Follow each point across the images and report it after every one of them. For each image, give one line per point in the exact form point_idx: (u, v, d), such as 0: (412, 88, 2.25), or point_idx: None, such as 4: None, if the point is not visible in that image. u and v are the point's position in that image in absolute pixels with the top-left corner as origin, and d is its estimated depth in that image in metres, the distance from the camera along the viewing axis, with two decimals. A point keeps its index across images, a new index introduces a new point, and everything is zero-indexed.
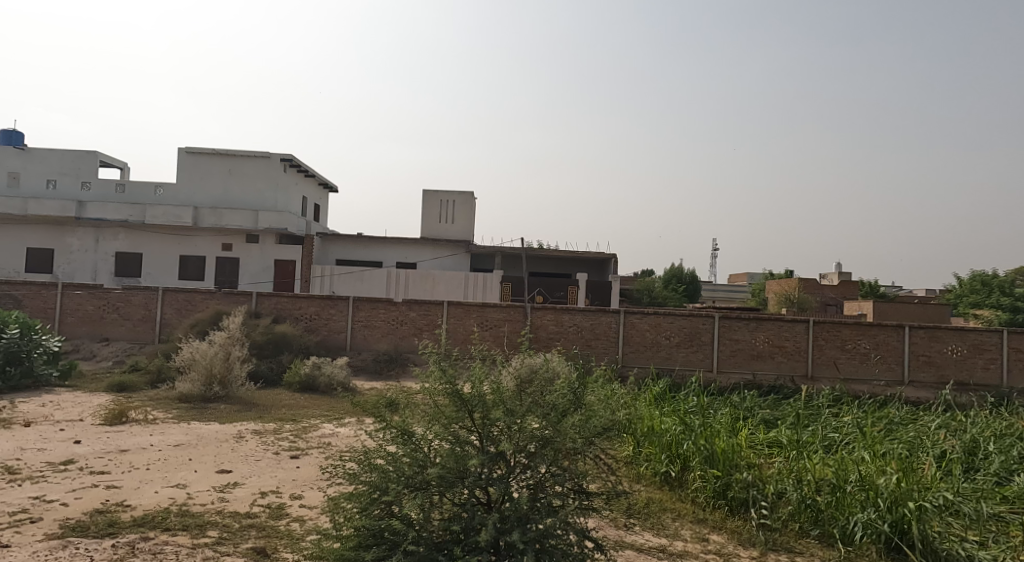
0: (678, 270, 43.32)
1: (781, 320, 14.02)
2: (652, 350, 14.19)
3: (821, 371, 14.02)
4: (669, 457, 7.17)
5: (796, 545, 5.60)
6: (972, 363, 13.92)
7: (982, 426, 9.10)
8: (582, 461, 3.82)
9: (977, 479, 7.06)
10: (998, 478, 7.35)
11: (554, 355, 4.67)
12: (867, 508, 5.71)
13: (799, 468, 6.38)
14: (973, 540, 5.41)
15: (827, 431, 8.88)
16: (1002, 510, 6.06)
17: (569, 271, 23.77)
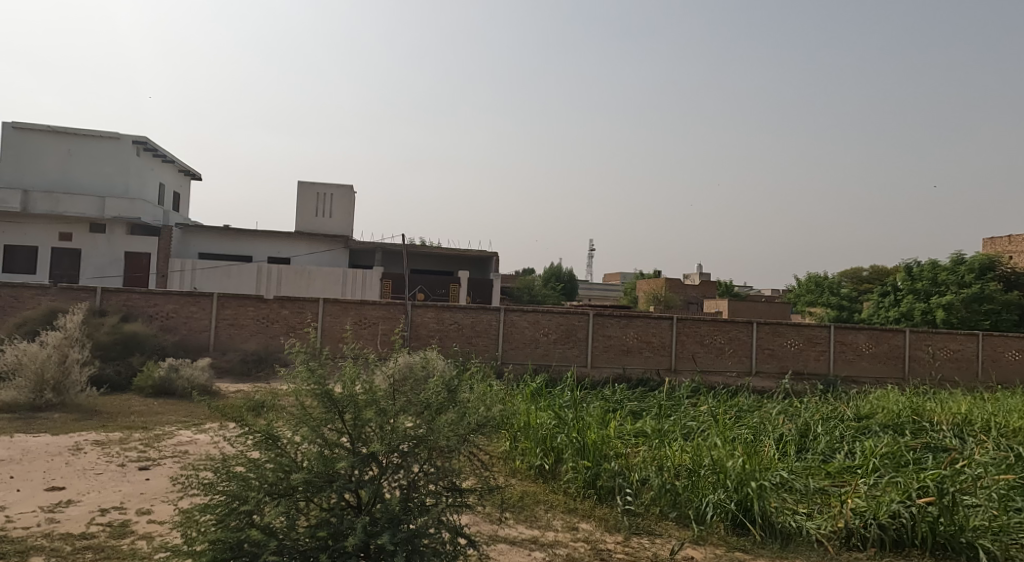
0: (557, 269, 44.57)
1: (648, 317, 14.83)
2: (530, 347, 14.48)
3: (682, 364, 15.01)
4: (543, 450, 7.37)
5: (656, 528, 5.95)
6: (806, 355, 15.65)
7: (815, 411, 10.15)
8: (456, 458, 3.84)
9: (808, 458, 7.91)
10: (824, 456, 8.27)
11: (432, 353, 4.65)
12: (718, 490, 6.19)
13: (661, 455, 6.80)
14: (803, 511, 6.04)
15: (686, 419, 9.54)
16: (827, 483, 6.77)
17: (449, 268, 23.80)
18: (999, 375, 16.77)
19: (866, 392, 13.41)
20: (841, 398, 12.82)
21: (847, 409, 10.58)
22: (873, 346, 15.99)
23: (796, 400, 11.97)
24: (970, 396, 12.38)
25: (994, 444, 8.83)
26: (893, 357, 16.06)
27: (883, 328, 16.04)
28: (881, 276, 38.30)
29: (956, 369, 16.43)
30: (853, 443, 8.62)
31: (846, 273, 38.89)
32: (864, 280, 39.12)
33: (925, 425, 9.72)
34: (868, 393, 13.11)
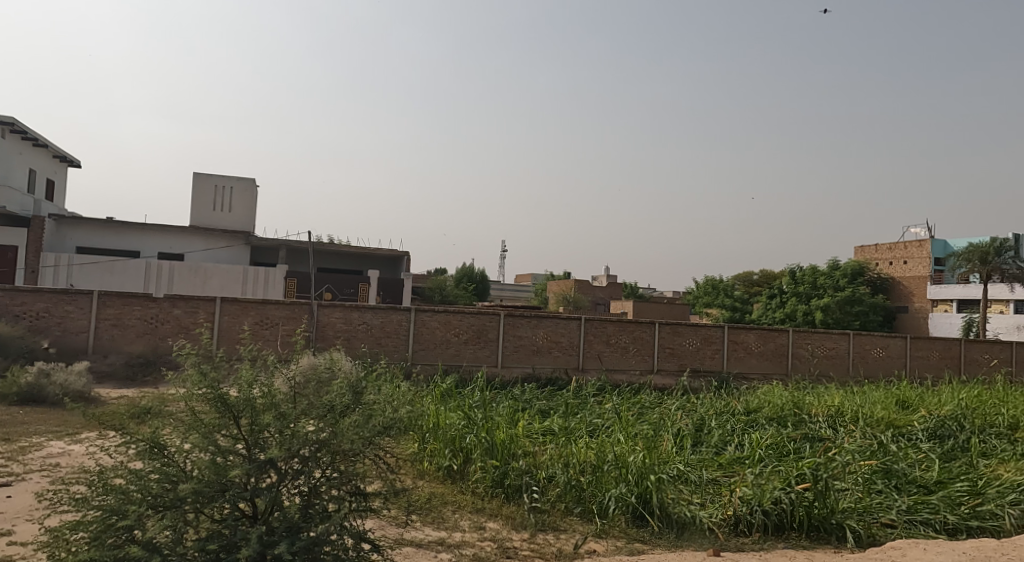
0: (469, 269, 44.55)
1: (557, 318, 15.05)
2: (440, 347, 14.35)
3: (589, 363, 15.37)
4: (452, 451, 7.32)
5: (561, 523, 6.05)
6: (703, 353, 16.46)
7: (709, 407, 10.69)
8: (360, 462, 3.73)
9: (702, 451, 8.30)
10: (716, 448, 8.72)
11: (338, 354, 4.51)
12: (620, 484, 6.37)
13: (567, 453, 6.94)
14: (698, 502, 6.34)
15: (592, 417, 9.74)
16: (719, 474, 7.12)
17: (357, 267, 23.29)
18: (867, 371, 18.31)
19: (755, 387, 14.27)
20: (733, 394, 13.56)
21: (738, 404, 11.19)
22: (762, 344, 17.08)
23: (693, 396, 12.54)
24: (843, 390, 13.46)
25: (863, 433, 9.62)
26: (779, 355, 17.22)
27: (770, 328, 17.22)
28: (770, 279, 40.89)
29: (831, 365, 17.93)
30: (742, 435, 9.15)
31: (738, 277, 41.18)
32: (754, 283, 41.60)
33: (804, 417, 10.45)
34: (757, 388, 13.93)
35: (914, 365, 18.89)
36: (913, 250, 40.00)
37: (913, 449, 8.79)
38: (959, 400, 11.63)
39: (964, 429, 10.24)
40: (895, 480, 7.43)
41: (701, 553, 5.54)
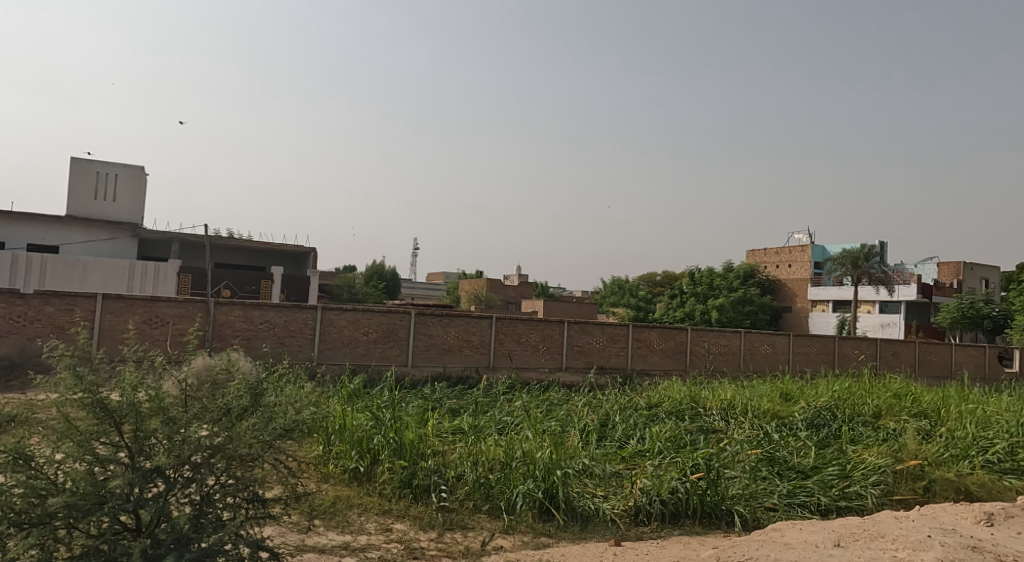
0: (380, 267, 43.71)
1: (469, 317, 15.02)
2: (348, 347, 13.94)
3: (500, 361, 15.44)
4: (359, 452, 7.12)
5: (469, 521, 6.02)
6: (609, 351, 16.93)
7: (614, 402, 10.99)
8: (258, 467, 3.55)
9: (607, 445, 8.52)
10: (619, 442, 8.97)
11: (237, 354, 4.27)
12: (528, 480, 6.43)
13: (476, 451, 6.93)
14: (601, 494, 6.50)
15: (502, 415, 9.79)
16: (622, 466, 7.33)
17: (259, 263, 22.34)
18: (756, 366, 19.45)
19: (657, 383, 14.83)
20: (637, 389, 14.02)
21: (641, 399, 11.57)
22: (664, 342, 17.80)
23: (599, 393, 12.86)
24: (734, 384, 14.22)
25: (752, 425, 10.20)
26: (678, 352, 17.99)
27: (670, 327, 17.97)
28: (673, 280, 42.91)
29: (724, 361, 18.91)
30: (644, 429, 9.46)
31: (643, 277, 42.64)
32: (658, 284, 43.22)
33: (700, 410, 10.93)
34: (658, 384, 14.48)
35: (796, 360, 20.21)
36: (795, 253, 42.76)
37: (793, 438, 9.41)
38: (833, 391, 12.55)
39: (837, 418, 11.08)
40: (777, 467, 7.91)
41: (604, 544, 5.68)
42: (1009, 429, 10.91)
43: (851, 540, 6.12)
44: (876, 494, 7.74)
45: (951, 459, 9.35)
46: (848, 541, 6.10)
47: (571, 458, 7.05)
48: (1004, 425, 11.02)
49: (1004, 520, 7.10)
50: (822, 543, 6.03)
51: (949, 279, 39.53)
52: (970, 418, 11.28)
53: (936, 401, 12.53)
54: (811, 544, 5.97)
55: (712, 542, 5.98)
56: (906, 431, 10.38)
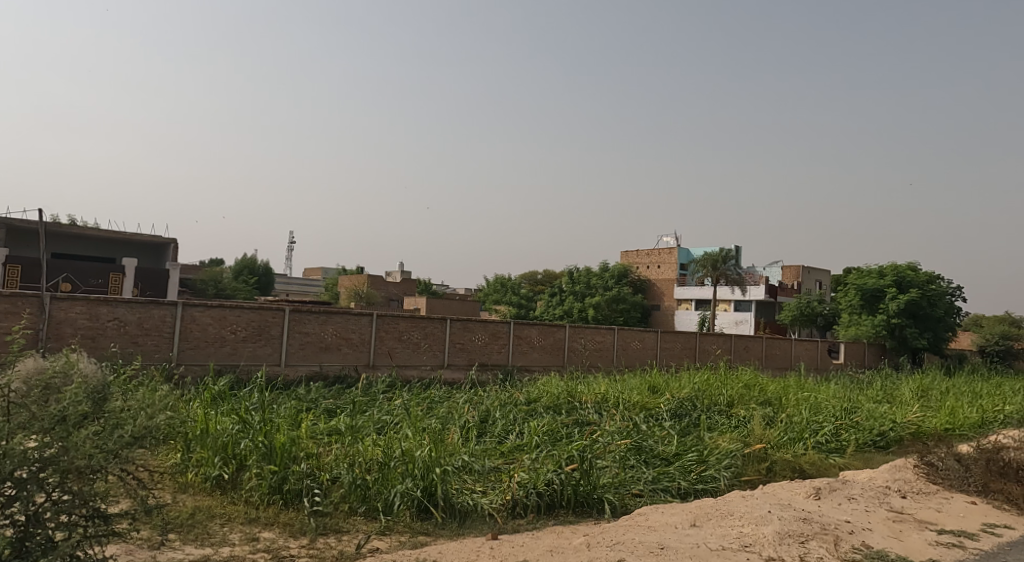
0: (250, 260, 41.43)
1: (348, 314, 14.55)
2: (214, 346, 13.02)
3: (380, 359, 15.07)
4: (223, 458, 6.63)
5: (344, 524, 5.77)
6: (490, 348, 17.05)
7: (494, 398, 11.03)
8: (101, 480, 3.16)
9: (487, 441, 8.52)
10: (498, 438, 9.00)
11: (80, 355, 3.82)
12: (406, 479, 6.27)
13: (353, 452, 6.68)
14: (480, 490, 6.49)
15: (381, 414, 9.52)
16: (500, 461, 7.36)
17: (109, 254, 20.53)
18: (628, 361, 20.31)
19: (535, 378, 15.07)
20: (518, 385, 14.17)
21: (520, 395, 11.68)
22: (543, 338, 18.18)
23: (480, 389, 12.89)
24: (607, 378, 14.76)
25: (622, 417, 10.59)
26: (556, 349, 18.43)
27: (549, 324, 18.41)
28: (552, 279, 44.17)
29: (599, 356, 19.58)
30: (522, 424, 9.57)
31: (524, 275, 43.60)
32: (539, 282, 44.31)
33: (576, 404, 11.20)
34: (537, 379, 14.73)
35: (663, 355, 21.32)
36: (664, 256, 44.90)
37: (658, 428, 9.88)
38: (694, 383, 13.33)
39: (696, 408, 11.78)
40: (643, 456, 8.24)
41: (481, 539, 5.64)
42: (838, 413, 12.11)
43: (706, 519, 6.52)
44: (727, 476, 8.30)
45: (789, 441, 10.25)
46: (703, 521, 6.49)
47: (450, 455, 6.97)
48: (832, 409, 12.23)
49: (831, 493, 7.86)
50: (680, 523, 6.37)
51: (792, 280, 43.37)
52: (807, 405, 12.43)
53: (780, 390, 13.68)
54: (669, 525, 6.29)
55: (584, 529, 6.12)
56: (754, 417, 11.22)
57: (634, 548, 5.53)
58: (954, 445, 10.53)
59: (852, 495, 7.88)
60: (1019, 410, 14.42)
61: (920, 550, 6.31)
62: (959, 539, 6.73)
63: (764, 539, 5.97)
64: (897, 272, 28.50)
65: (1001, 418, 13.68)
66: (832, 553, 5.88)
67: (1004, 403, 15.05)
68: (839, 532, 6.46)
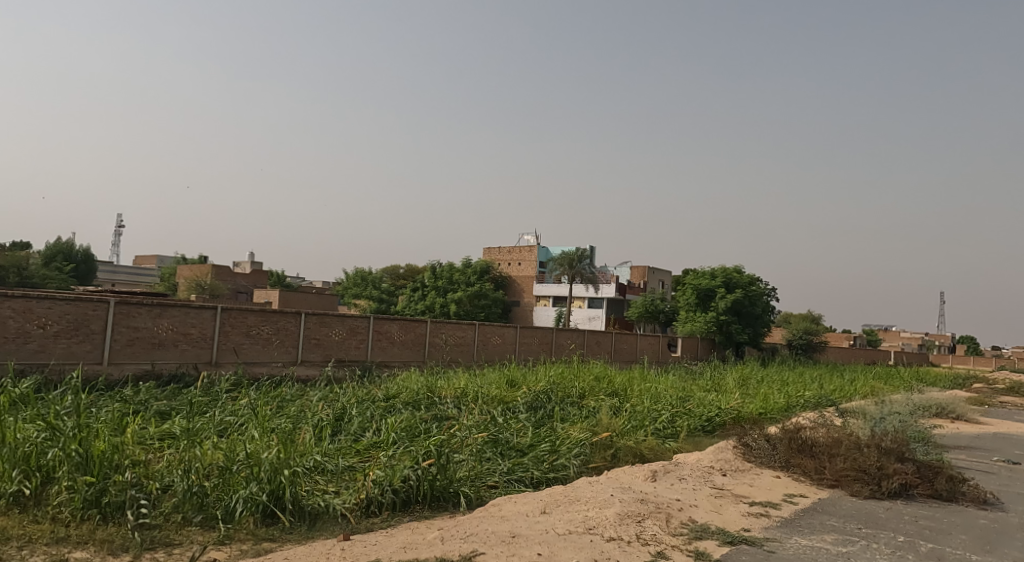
0: (67, 245, 37.08)
1: (186, 307, 13.34)
2: (17, 342, 11.34)
3: (223, 357, 13.97)
4: (25, 472, 5.67)
5: (176, 537, 5.15)
6: (348, 344, 16.45)
7: (351, 395, 10.56)
8: None
9: (342, 439, 8.11)
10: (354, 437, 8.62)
11: None
12: (250, 484, 5.74)
13: (188, 457, 6.01)
14: (332, 490, 6.12)
15: (223, 415, 8.76)
16: (354, 460, 7.00)
17: None
18: (488, 355, 20.43)
19: (395, 374, 14.72)
20: (374, 380, 13.76)
21: (378, 391, 11.27)
22: (404, 334, 17.83)
23: (336, 385, 12.31)
24: (466, 372, 14.76)
25: (481, 410, 10.54)
26: (417, 344, 18.15)
27: (411, 319, 18.09)
28: (414, 274, 43.84)
29: (459, 352, 19.53)
30: (380, 420, 9.25)
31: (386, 270, 42.99)
32: (401, 277, 43.82)
33: (435, 399, 11.00)
34: (396, 375, 14.40)
35: (522, 349, 21.69)
36: (525, 253, 45.60)
37: (514, 420, 9.94)
38: (550, 376, 13.63)
39: (551, 400, 12.02)
40: (499, 448, 8.21)
41: (332, 541, 5.29)
42: (674, 401, 12.93)
43: (555, 506, 6.59)
44: (576, 464, 8.49)
45: (632, 429, 10.74)
46: (552, 507, 6.55)
47: (301, 456, 6.51)
48: (669, 398, 13.04)
49: (665, 475, 8.31)
50: (531, 511, 6.38)
51: (638, 280, 46.04)
52: (649, 395, 13.16)
53: (625, 381, 14.38)
54: (521, 513, 6.28)
55: (438, 523, 5.94)
56: (602, 407, 11.67)
57: (487, 538, 5.47)
58: (767, 427, 11.60)
59: (682, 475, 8.38)
60: (818, 396, 16.30)
61: (736, 521, 6.79)
62: (766, 509, 7.34)
63: (606, 520, 6.15)
64: (726, 274, 31.41)
65: (804, 402, 15.38)
66: (664, 530, 6.17)
67: (806, 389, 16.95)
68: (670, 510, 6.80)
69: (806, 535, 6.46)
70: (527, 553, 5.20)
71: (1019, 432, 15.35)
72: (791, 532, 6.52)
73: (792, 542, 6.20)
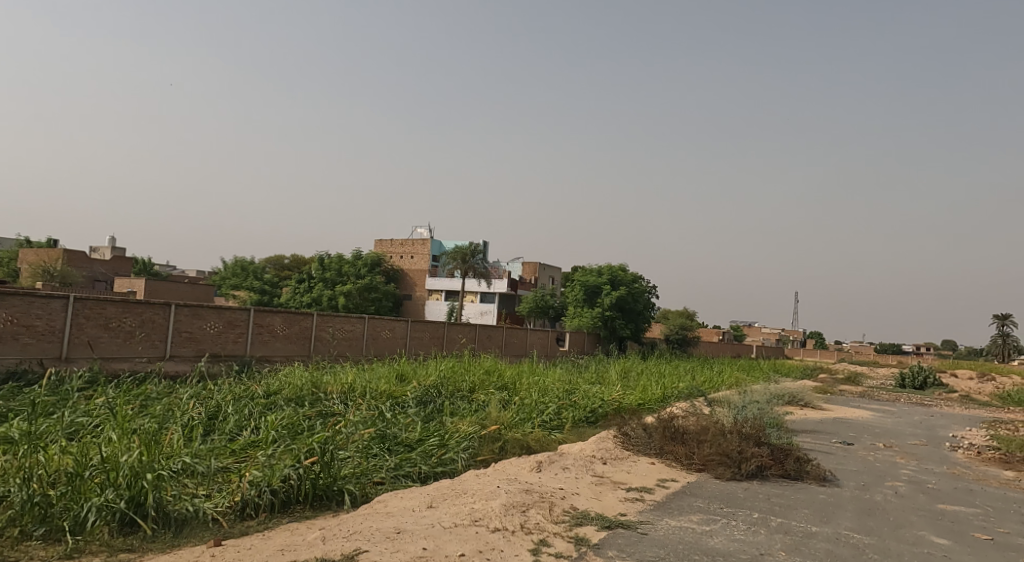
0: None
1: (31, 295, 11.80)
2: None
3: (75, 352, 12.52)
4: None
5: (9, 555, 4.37)
6: (225, 338, 15.31)
7: (226, 393, 9.74)
8: None
9: (215, 439, 7.40)
10: (229, 437, 7.92)
11: None
12: (106, 489, 5.01)
13: (29, 464, 5.17)
14: (203, 494, 5.50)
15: (74, 416, 7.75)
16: (229, 461, 6.34)
17: None
18: (377, 350, 19.75)
19: (277, 369, 13.84)
20: (253, 375, 12.86)
21: (257, 387, 10.47)
22: (287, 327, 16.87)
23: (209, 382, 11.32)
24: (354, 367, 14.13)
25: (368, 406, 10.04)
26: (301, 338, 17.23)
27: (295, 312, 17.15)
28: (300, 264, 42.29)
29: (348, 346, 18.74)
30: (259, 418, 8.58)
31: (270, 260, 41.18)
32: (285, 267, 42.09)
33: (320, 394, 10.38)
34: (277, 370, 13.55)
35: (412, 343, 21.16)
36: (418, 246, 44.70)
37: (403, 415, 9.54)
38: (440, 370, 13.31)
39: (441, 394, 11.71)
40: (387, 444, 7.79)
41: (201, 548, 4.71)
42: (561, 394, 13.00)
43: (441, 500, 6.29)
44: (465, 457, 8.25)
45: (520, 421, 10.64)
46: (439, 501, 6.25)
47: (167, 458, 5.79)
48: (555, 391, 13.10)
49: (550, 465, 8.23)
50: (416, 506, 6.05)
51: (529, 275, 46.51)
52: (537, 388, 13.15)
53: (514, 374, 14.33)
54: (407, 509, 5.94)
55: (320, 523, 5.49)
56: (491, 400, 11.51)
57: (371, 535, 5.08)
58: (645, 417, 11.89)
59: (565, 465, 8.34)
60: (690, 386, 17.04)
61: (613, 506, 6.81)
62: (641, 493, 7.43)
63: (491, 512, 5.93)
64: (612, 272, 32.53)
65: (678, 393, 16.02)
66: (547, 518, 6.04)
67: (680, 380, 17.68)
68: (553, 499, 6.69)
69: (676, 516, 6.58)
70: (412, 548, 4.87)
71: (858, 417, 16.80)
72: (662, 514, 6.61)
73: (664, 523, 6.28)
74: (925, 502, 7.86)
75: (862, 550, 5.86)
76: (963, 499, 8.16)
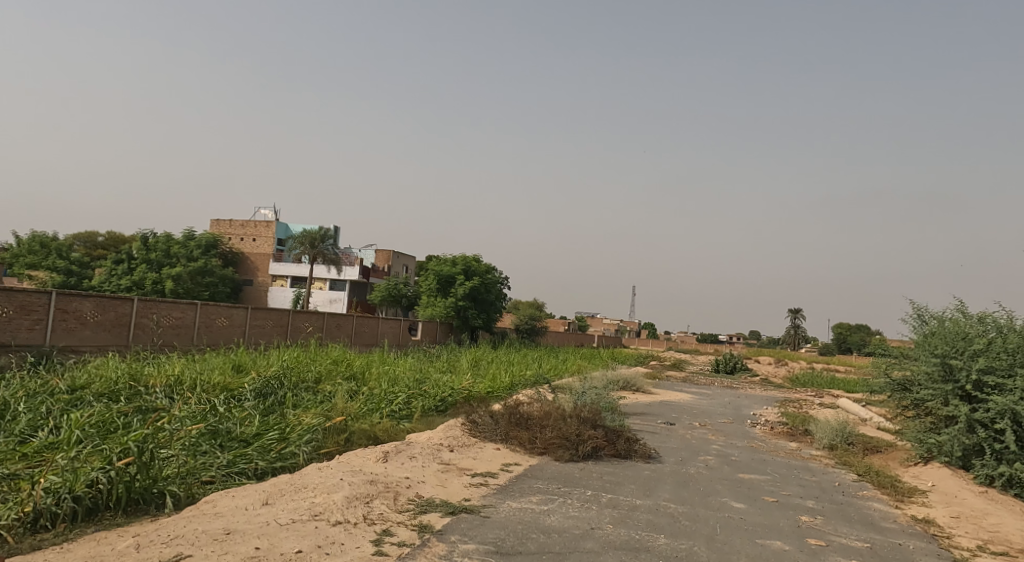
0: None
1: None
2: None
3: None
4: None
5: None
6: (16, 325, 12.80)
7: (17, 389, 7.91)
8: None
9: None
10: (17, 440, 6.34)
11: None
12: None
13: None
14: None
15: None
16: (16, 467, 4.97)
17: None
18: (210, 339, 17.74)
19: (84, 362, 11.74)
20: (58, 368, 10.76)
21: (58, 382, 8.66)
22: (100, 313, 14.53)
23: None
24: (183, 358, 12.37)
25: (199, 401, 8.67)
26: (118, 325, 14.94)
27: (111, 296, 14.82)
28: (116, 243, 37.97)
29: (175, 335, 16.62)
30: (61, 418, 6.99)
31: (79, 236, 36.50)
32: (98, 245, 37.57)
33: (139, 389, 8.80)
34: (87, 362, 11.51)
35: (251, 333, 19.28)
36: (261, 228, 41.63)
37: (239, 408, 8.35)
38: (283, 360, 12.01)
39: (283, 386, 10.50)
40: (218, 439, 6.60)
41: None
42: (411, 383, 12.24)
43: (278, 497, 5.33)
44: (308, 450, 7.26)
45: (366, 413, 9.78)
46: (275, 498, 5.29)
47: None
48: (406, 380, 12.31)
49: (396, 454, 7.48)
50: (249, 505, 5.04)
51: (382, 263, 44.97)
52: (387, 377, 12.29)
53: (363, 363, 13.38)
54: (239, 508, 4.92)
55: (134, 530, 4.37)
56: (338, 391, 10.54)
57: (194, 540, 4.12)
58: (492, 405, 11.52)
59: (412, 454, 7.64)
60: (537, 374, 17.00)
61: (457, 492, 6.25)
62: (485, 478, 6.95)
63: (333, 505, 5.12)
64: (466, 262, 32.12)
65: (525, 380, 15.87)
66: (392, 508, 5.36)
67: (527, 368, 17.61)
68: (398, 488, 5.98)
69: (516, 498, 6.16)
70: (242, 550, 4.04)
71: (682, 400, 17.72)
72: (503, 497, 6.15)
73: (506, 505, 5.83)
74: (727, 472, 8.11)
75: (677, 518, 5.77)
76: (758, 468, 8.56)
